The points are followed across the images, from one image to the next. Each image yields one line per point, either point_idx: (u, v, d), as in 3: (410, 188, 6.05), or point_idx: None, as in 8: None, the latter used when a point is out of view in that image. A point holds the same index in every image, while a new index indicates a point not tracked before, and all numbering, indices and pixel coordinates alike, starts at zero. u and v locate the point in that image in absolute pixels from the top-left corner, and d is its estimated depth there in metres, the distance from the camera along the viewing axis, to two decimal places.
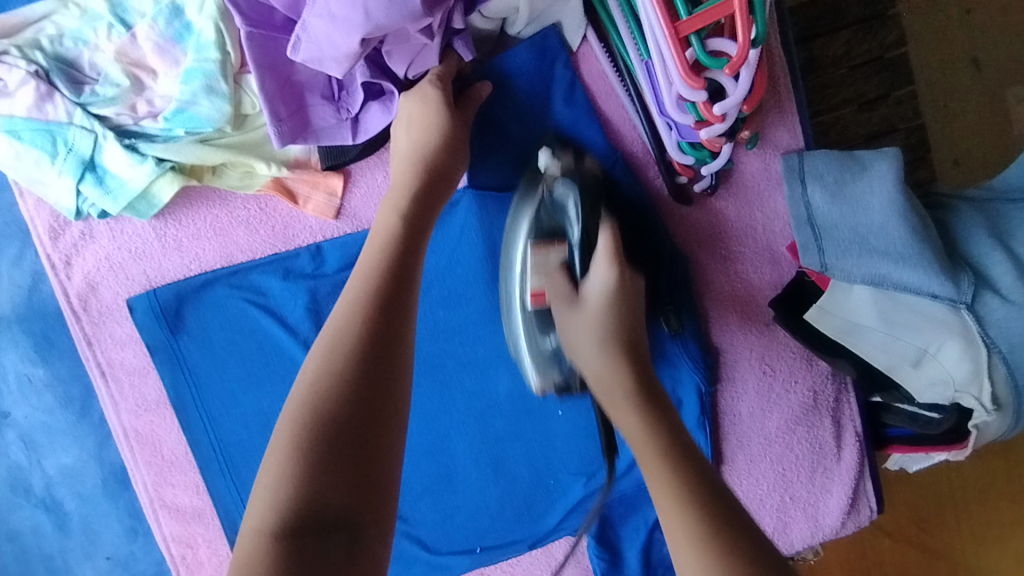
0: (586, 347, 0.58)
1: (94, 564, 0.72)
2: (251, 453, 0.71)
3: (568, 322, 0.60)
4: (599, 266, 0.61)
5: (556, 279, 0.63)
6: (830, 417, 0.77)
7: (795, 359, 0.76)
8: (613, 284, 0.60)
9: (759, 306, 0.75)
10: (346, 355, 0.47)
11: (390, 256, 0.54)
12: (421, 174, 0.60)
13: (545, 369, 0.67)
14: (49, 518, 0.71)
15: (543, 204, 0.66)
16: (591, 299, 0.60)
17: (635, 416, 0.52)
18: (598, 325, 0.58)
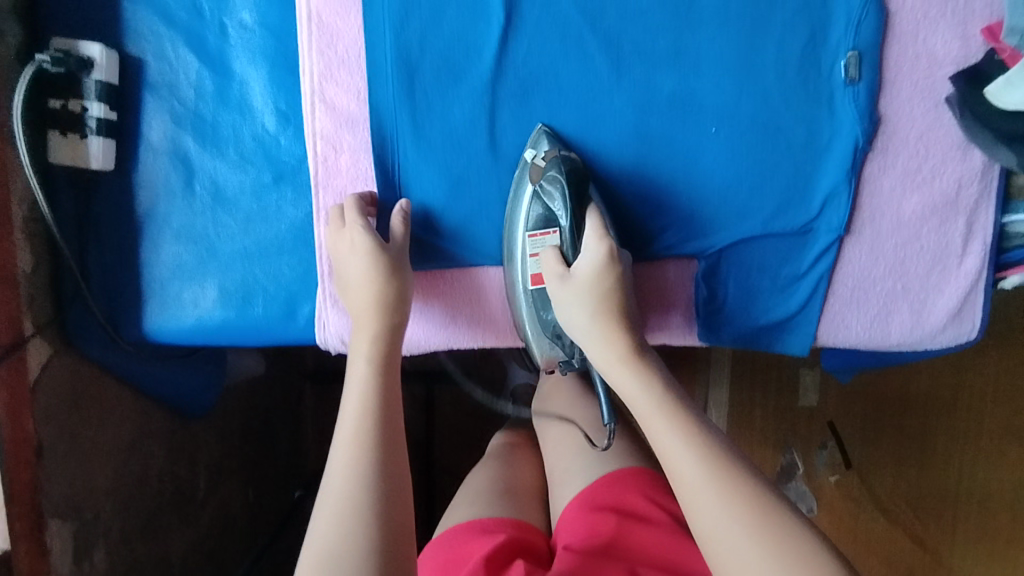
0: (578, 322, 0.70)
1: (239, 141, 0.74)
2: (420, 74, 0.73)
3: (560, 296, 0.71)
4: (590, 242, 0.70)
5: (551, 260, 0.72)
6: (964, 217, 0.77)
7: (951, 147, 0.76)
8: (600, 261, 0.69)
9: (935, 82, 0.75)
10: (369, 453, 0.61)
11: (377, 358, 0.68)
12: (388, 322, 0.70)
13: (550, 346, 0.76)
14: (213, 81, 0.73)
15: (536, 199, 0.73)
16: (582, 274, 0.70)
17: (684, 442, 0.62)
18: (591, 291, 0.69)
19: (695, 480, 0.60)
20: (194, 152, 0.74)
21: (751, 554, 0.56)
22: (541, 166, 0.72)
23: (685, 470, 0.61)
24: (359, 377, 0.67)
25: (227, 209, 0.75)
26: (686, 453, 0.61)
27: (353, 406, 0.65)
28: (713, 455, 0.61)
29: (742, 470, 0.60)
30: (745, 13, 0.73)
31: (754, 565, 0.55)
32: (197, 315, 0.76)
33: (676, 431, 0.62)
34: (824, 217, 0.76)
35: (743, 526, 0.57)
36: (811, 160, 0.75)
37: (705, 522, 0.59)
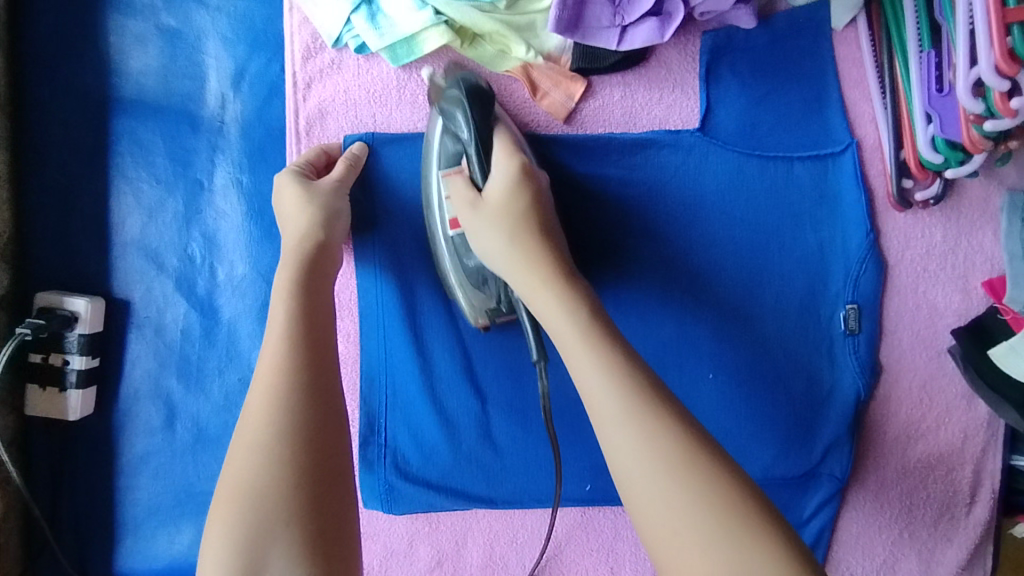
0: (495, 252, 0.57)
1: (223, 380, 0.72)
2: (410, 318, 0.71)
3: (472, 226, 0.59)
4: (499, 156, 0.60)
5: (458, 190, 0.61)
6: (971, 466, 0.75)
7: (955, 396, 0.74)
8: (514, 176, 0.59)
9: (937, 333, 0.73)
10: (283, 459, 0.45)
11: (299, 315, 0.52)
12: (307, 247, 0.58)
13: (476, 293, 0.65)
14: (200, 322, 0.72)
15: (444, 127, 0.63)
16: (494, 194, 0.58)
17: (617, 397, 0.45)
18: (507, 217, 0.57)
19: (572, 331, 0.50)
20: (177, 392, 0.72)
21: (663, 492, 0.41)
22: (454, 126, 0.62)
23: (610, 407, 0.45)
24: (265, 364, 0.49)
25: (207, 450, 0.73)
26: (596, 364, 0.47)
27: (253, 409, 0.47)
28: (617, 362, 0.47)
29: (620, 351, 0.48)
30: (742, 264, 0.72)
31: (670, 494, 0.41)
32: (170, 557, 0.73)
33: (549, 292, 0.53)
34: (825, 464, 0.74)
35: (643, 428, 0.43)
36: (810, 406, 0.73)
37: (630, 472, 0.43)
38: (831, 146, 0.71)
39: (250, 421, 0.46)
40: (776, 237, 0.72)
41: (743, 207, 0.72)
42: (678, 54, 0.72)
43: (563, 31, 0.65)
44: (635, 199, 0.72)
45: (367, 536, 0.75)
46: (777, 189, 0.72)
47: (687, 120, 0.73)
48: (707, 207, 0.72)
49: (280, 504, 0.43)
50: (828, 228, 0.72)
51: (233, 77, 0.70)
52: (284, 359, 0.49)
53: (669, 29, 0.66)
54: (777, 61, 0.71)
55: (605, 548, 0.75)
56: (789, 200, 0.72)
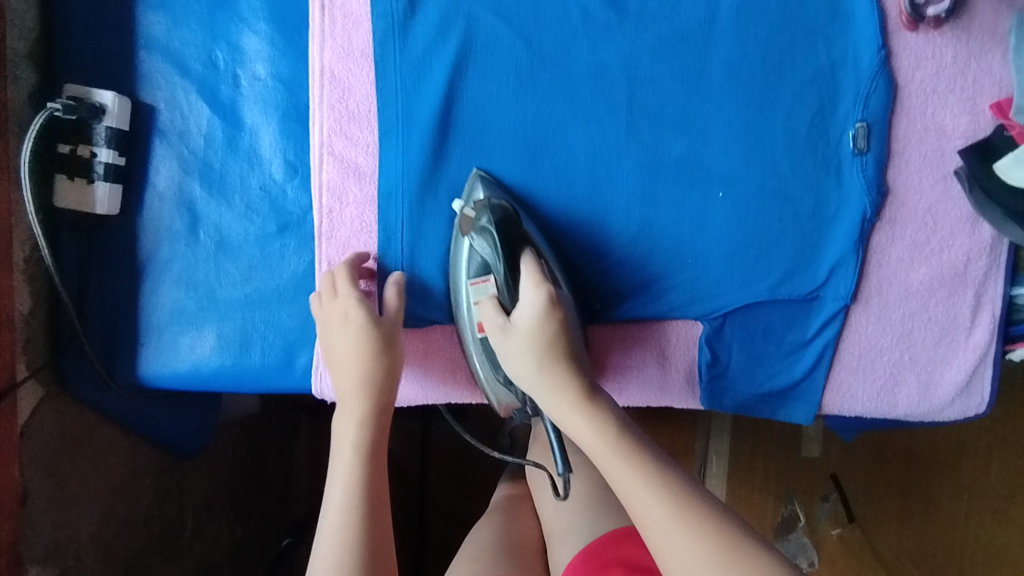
0: (513, 356, 0.65)
1: (245, 189, 0.74)
2: (428, 128, 0.73)
3: (505, 349, 0.65)
4: (530, 289, 0.66)
5: (490, 312, 0.67)
6: (973, 290, 0.77)
7: (960, 220, 0.76)
8: (542, 307, 0.65)
9: (944, 156, 0.75)
10: (359, 505, 0.60)
11: (375, 373, 0.67)
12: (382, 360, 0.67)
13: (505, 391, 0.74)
14: (224, 129, 0.73)
15: (475, 241, 0.70)
16: (522, 321, 0.65)
17: (593, 429, 0.59)
18: (534, 338, 0.64)
19: (572, 412, 0.61)
20: (201, 199, 0.74)
21: (657, 501, 0.54)
22: (473, 215, 0.70)
23: (591, 442, 0.59)
24: (351, 398, 0.66)
25: (229, 257, 0.75)
26: (592, 432, 0.59)
27: (339, 483, 0.61)
28: (609, 419, 0.60)
29: (611, 410, 0.60)
30: (754, 83, 0.74)
31: (637, 488, 0.55)
32: (193, 361, 0.75)
33: (563, 396, 0.61)
34: (829, 284, 0.76)
35: (595, 435, 0.59)
36: (816, 229, 0.75)
37: (625, 490, 0.56)
38: None
39: (347, 459, 0.63)
40: (789, 57, 0.73)
41: (757, 25, 0.73)
42: None
43: None
44: (650, 15, 0.73)
45: None
46: (791, 6, 0.73)
47: None
48: (722, 24, 0.73)
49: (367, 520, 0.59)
50: (839, 48, 0.73)
51: None
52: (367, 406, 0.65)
53: None
54: None
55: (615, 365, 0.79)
56: (802, 19, 0.73)
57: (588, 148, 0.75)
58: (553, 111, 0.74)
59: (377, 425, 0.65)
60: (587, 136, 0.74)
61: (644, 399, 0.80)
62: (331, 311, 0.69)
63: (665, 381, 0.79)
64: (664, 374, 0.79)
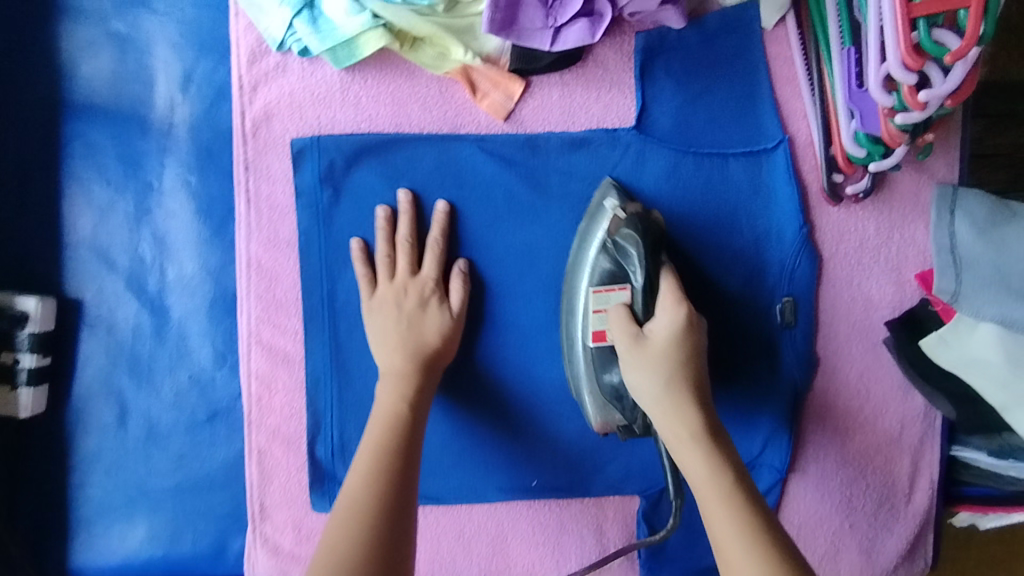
0: (645, 387, 0.60)
1: (174, 378, 0.74)
2: (357, 315, 0.73)
3: (626, 363, 0.61)
4: (666, 305, 0.63)
5: (621, 319, 0.63)
6: (909, 456, 0.76)
7: (891, 387, 0.76)
8: (680, 324, 0.61)
9: (872, 325, 0.75)
10: (364, 524, 0.57)
11: (405, 401, 0.65)
12: (433, 343, 0.68)
13: (607, 408, 0.67)
14: (152, 320, 0.73)
15: (604, 250, 0.67)
16: (453, 298, 0.70)
17: (685, 417, 0.58)
18: (665, 364, 0.60)
19: (679, 426, 0.58)
20: (130, 390, 0.74)
21: (701, 471, 0.56)
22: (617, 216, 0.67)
23: (680, 405, 0.58)
24: (376, 422, 0.64)
25: (159, 446, 0.74)
26: (682, 426, 0.58)
27: (353, 484, 0.60)
28: (702, 434, 0.57)
29: (716, 438, 0.57)
30: (683, 258, 0.74)
31: (724, 516, 0.54)
32: (124, 552, 0.74)
33: (680, 420, 0.58)
34: (764, 455, 0.75)
35: (723, 504, 0.54)
36: (750, 400, 0.75)
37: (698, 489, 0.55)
38: (768, 134, 0.73)
39: (363, 489, 0.59)
40: (714, 234, 0.74)
41: (682, 204, 0.73)
42: (614, 54, 0.72)
43: (498, 31, 0.66)
44: (574, 196, 0.73)
45: (315, 531, 0.75)
46: (715, 183, 0.73)
47: (624, 120, 0.73)
48: (647, 202, 0.73)
49: (363, 526, 0.56)
50: (762, 223, 0.74)
51: (181, 82, 0.72)
52: (405, 393, 0.66)
53: (599, 30, 0.68)
54: (713, 63, 0.72)
55: (552, 541, 0.77)
56: (724, 197, 0.73)
57: (516, 328, 0.74)
58: (479, 292, 0.73)
59: (399, 453, 0.62)
60: (514, 316, 0.74)
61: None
62: (375, 309, 0.70)
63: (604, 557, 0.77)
64: (603, 550, 0.77)
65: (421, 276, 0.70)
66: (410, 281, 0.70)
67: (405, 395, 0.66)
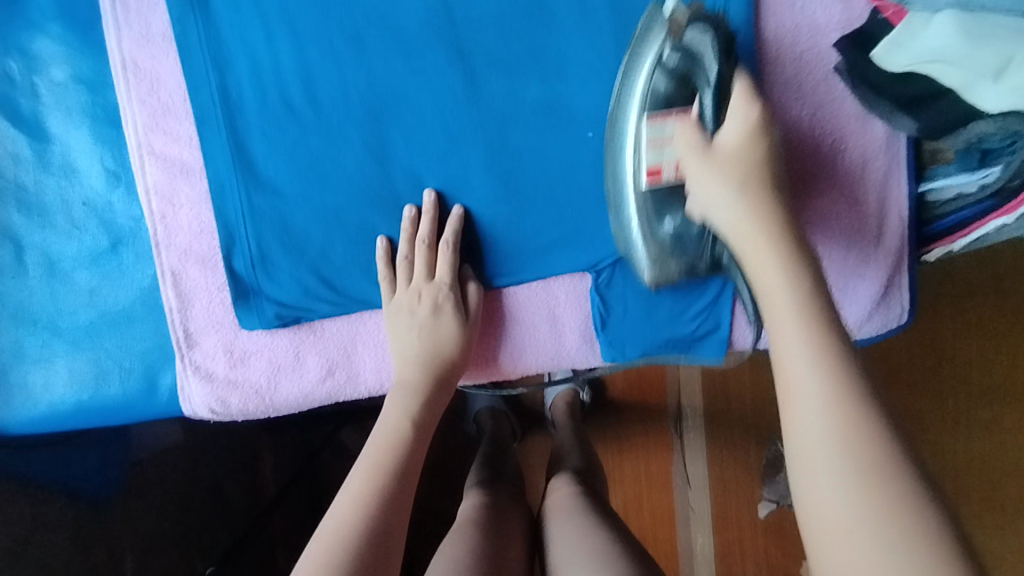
0: (774, 291, 0.49)
1: (68, 207, 0.68)
2: (252, 111, 0.66)
3: (702, 193, 0.58)
4: (739, 109, 0.57)
5: (688, 130, 0.59)
6: (875, 194, 0.70)
7: (849, 120, 0.69)
8: (754, 125, 0.56)
9: (820, 53, 0.69)
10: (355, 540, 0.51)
11: (413, 412, 0.65)
12: (431, 374, 0.67)
13: (664, 261, 0.64)
14: (31, 146, 0.67)
15: (660, 66, 0.61)
16: (728, 145, 0.57)
17: (796, 325, 0.46)
18: (790, 268, 0.51)
19: (790, 328, 0.46)
20: (22, 226, 0.68)
21: (801, 334, 0.46)
22: (678, 30, 0.60)
23: (782, 286, 0.49)
24: (399, 391, 0.67)
25: (65, 284, 0.69)
26: (797, 322, 0.46)
27: (345, 502, 0.56)
28: (795, 261, 0.51)
29: (810, 263, 0.50)
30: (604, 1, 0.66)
31: (800, 394, 0.44)
32: (48, 401, 0.70)
33: (801, 324, 0.46)
34: None
35: (798, 326, 0.46)
36: None
37: (778, 381, 0.46)
38: None
39: (348, 513, 0.54)
40: None
41: None
42: None
43: None
44: None
45: (250, 352, 0.70)
46: None
47: None
48: None
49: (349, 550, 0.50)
50: None
51: None
52: (410, 409, 0.65)
53: None
54: None
55: (503, 333, 0.74)
56: None
57: (429, 102, 0.67)
58: (384, 67, 0.67)
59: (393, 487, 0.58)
60: (425, 90, 0.67)
61: (544, 368, 0.75)
62: (396, 322, 0.68)
63: (561, 344, 0.73)
64: (559, 337, 0.73)
65: (437, 280, 0.67)
66: (426, 285, 0.67)
67: (412, 411, 0.65)
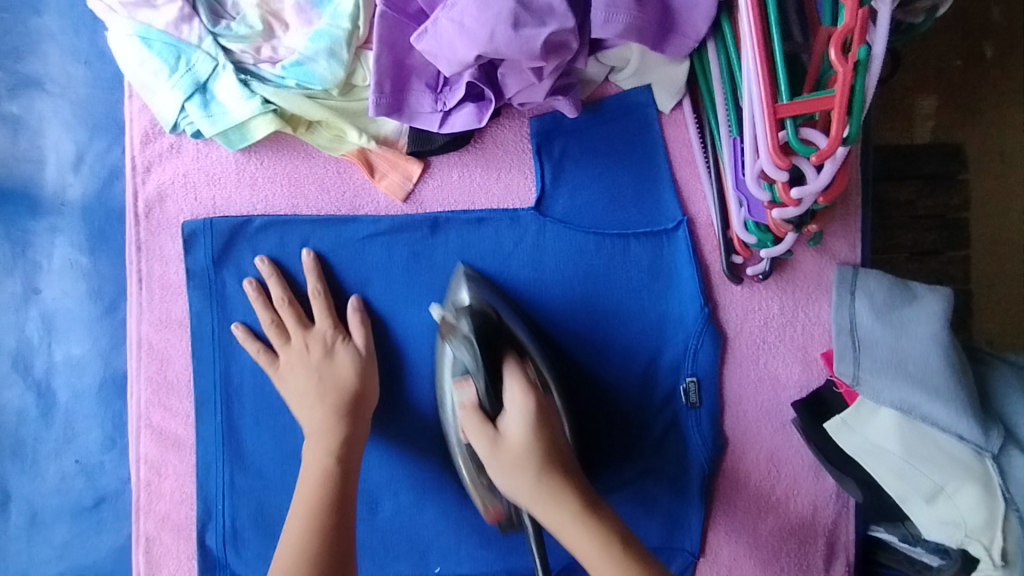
0: (519, 492, 0.53)
1: (60, 463, 0.71)
2: (251, 399, 0.71)
3: (494, 470, 0.55)
4: (511, 383, 0.58)
5: (472, 419, 0.57)
6: (825, 539, 0.74)
7: (803, 469, 0.74)
8: (534, 419, 0.55)
9: (780, 404, 0.74)
10: None
11: (334, 458, 0.64)
12: (345, 420, 0.66)
13: (490, 493, 0.65)
14: (36, 402, 0.71)
15: (461, 344, 0.63)
16: (512, 437, 0.55)
17: (587, 530, 0.52)
18: (520, 468, 0.53)
19: (560, 510, 0.53)
20: (11, 476, 0.70)
21: (578, 529, 0.52)
22: (452, 321, 0.65)
23: (556, 514, 0.52)
24: (315, 432, 0.65)
25: (41, 535, 0.71)
26: (550, 509, 0.53)
27: None
28: (569, 498, 0.53)
29: (580, 496, 0.53)
30: (585, 337, 0.73)
31: (574, 530, 0.52)
32: None
33: (561, 510, 0.53)
34: (687, 540, 0.73)
35: (585, 530, 0.52)
36: (665, 480, 0.73)
37: (579, 552, 0.52)
38: (668, 212, 0.73)
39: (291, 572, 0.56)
40: (614, 312, 0.73)
41: (582, 284, 0.73)
42: (513, 135, 0.73)
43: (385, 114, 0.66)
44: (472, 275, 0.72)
45: None
46: (612, 265, 0.73)
47: (524, 199, 0.73)
48: (546, 282, 0.73)
49: None
50: (666, 304, 0.73)
51: (74, 161, 0.71)
52: (330, 454, 0.64)
53: (485, 116, 0.66)
54: (602, 143, 0.72)
55: None
56: (625, 277, 0.73)
57: (413, 409, 0.73)
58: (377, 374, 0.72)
59: (331, 530, 0.59)
60: (408, 397, 0.72)
61: None
62: (289, 372, 0.69)
63: None
64: None
65: (316, 329, 0.69)
66: (308, 336, 0.69)
67: (333, 452, 0.64)
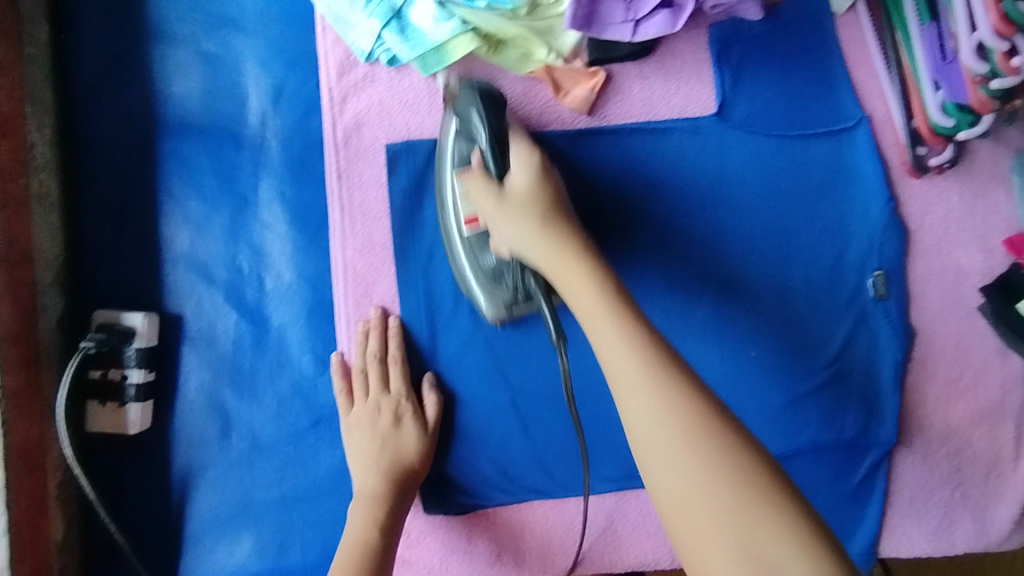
0: (520, 222, 0.60)
1: (276, 387, 0.74)
2: (456, 315, 0.74)
3: (497, 217, 0.61)
4: (516, 160, 0.63)
5: (478, 180, 0.62)
6: (1013, 421, 0.76)
7: (988, 354, 0.76)
8: (535, 170, 0.63)
9: (964, 292, 0.76)
10: None
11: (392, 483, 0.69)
12: (402, 461, 0.70)
13: (493, 293, 0.67)
14: (251, 330, 0.74)
15: (457, 136, 0.67)
16: (516, 187, 0.61)
17: (640, 372, 0.48)
18: (528, 207, 0.60)
19: (604, 317, 0.53)
20: (232, 402, 0.74)
21: (613, 334, 0.51)
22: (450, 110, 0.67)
23: (601, 310, 0.53)
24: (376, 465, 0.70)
25: (263, 458, 0.74)
26: (584, 282, 0.56)
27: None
28: (606, 295, 0.54)
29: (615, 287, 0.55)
30: (771, 237, 0.75)
31: (620, 341, 0.51)
32: (232, 567, 0.73)
33: (586, 282, 0.55)
34: (881, 431, 0.76)
35: (619, 336, 0.51)
36: (855, 372, 0.75)
37: (603, 346, 0.52)
38: (848, 110, 0.74)
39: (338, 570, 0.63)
40: (799, 212, 0.75)
41: (766, 185, 0.75)
42: (690, 45, 0.75)
43: (581, 25, 0.69)
44: (659, 184, 0.75)
45: (424, 532, 0.75)
46: (795, 165, 0.75)
47: (705, 107, 0.75)
48: (731, 186, 0.75)
49: None
50: (849, 200, 0.75)
51: (272, 96, 0.73)
52: (390, 483, 0.69)
53: (679, 20, 0.70)
54: (781, 46, 0.74)
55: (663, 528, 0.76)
56: (807, 177, 0.75)
57: None
58: None
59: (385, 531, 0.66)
60: None
61: None
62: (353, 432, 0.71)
63: None
64: None
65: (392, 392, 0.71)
66: (382, 396, 0.71)
67: (393, 482, 0.69)
